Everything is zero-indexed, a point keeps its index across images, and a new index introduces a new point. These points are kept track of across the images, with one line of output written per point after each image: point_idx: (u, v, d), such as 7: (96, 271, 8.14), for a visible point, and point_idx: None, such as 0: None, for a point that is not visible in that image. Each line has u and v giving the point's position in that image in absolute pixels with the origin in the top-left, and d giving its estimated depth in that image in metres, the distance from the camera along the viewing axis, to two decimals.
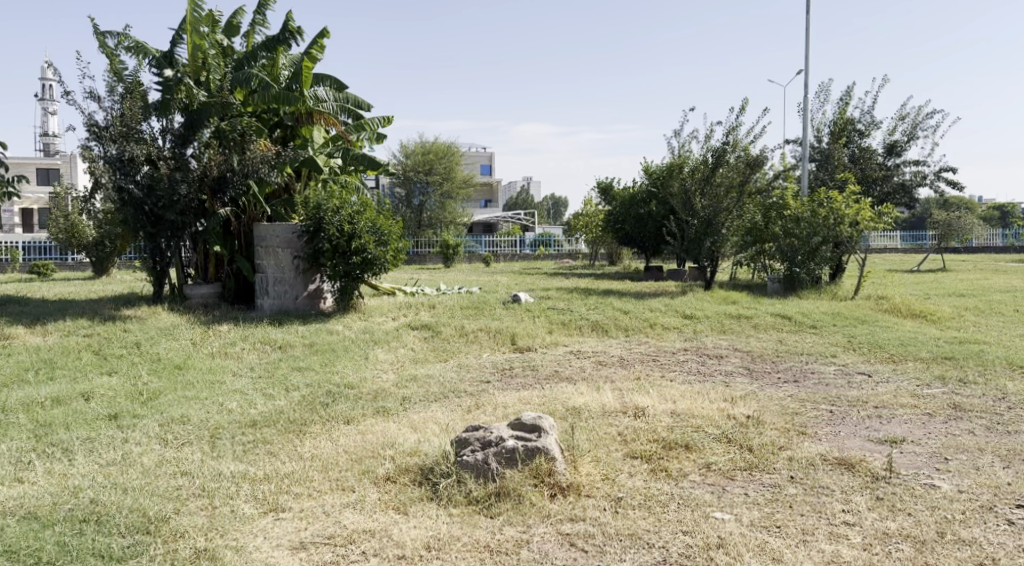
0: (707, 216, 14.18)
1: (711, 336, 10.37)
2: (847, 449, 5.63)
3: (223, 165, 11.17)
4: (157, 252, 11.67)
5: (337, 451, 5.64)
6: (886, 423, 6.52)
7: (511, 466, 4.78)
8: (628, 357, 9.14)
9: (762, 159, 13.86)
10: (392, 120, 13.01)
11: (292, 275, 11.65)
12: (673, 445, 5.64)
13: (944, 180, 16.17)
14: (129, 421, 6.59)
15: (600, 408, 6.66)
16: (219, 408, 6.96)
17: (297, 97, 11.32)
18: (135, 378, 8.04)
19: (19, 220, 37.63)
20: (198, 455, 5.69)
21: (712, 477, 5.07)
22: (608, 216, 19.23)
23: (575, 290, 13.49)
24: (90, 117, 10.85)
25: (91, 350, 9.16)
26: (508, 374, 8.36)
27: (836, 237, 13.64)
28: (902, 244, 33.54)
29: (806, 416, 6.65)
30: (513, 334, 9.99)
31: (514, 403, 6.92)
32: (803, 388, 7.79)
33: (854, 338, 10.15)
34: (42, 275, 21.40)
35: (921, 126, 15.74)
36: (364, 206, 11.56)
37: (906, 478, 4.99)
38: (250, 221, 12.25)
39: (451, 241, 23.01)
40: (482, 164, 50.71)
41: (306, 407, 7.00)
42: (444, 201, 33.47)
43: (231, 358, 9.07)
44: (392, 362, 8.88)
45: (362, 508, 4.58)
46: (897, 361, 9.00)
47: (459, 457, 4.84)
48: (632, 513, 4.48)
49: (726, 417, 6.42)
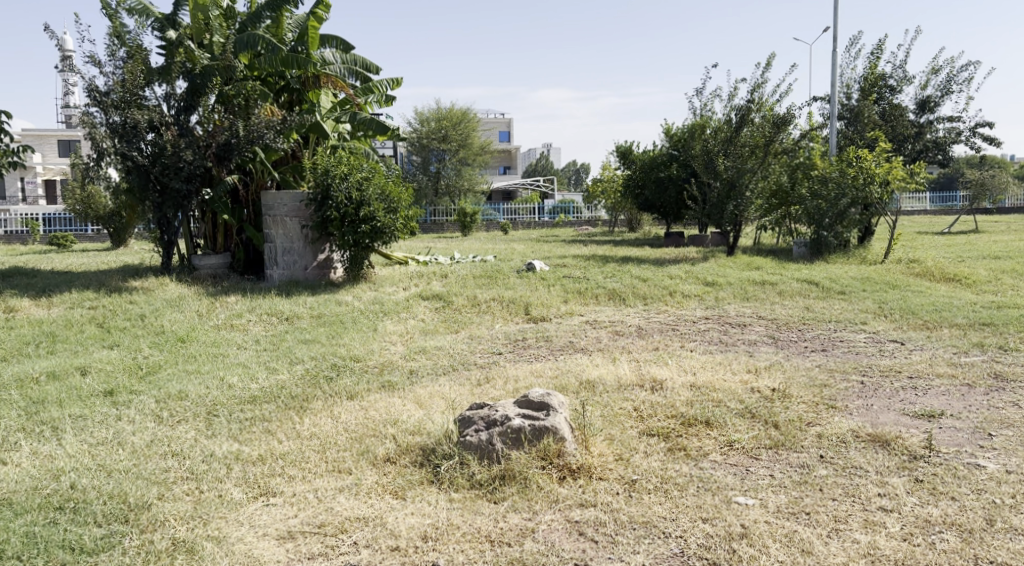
0: (731, 178, 13.51)
1: (734, 303, 9.98)
2: (881, 425, 5.26)
3: (229, 131, 10.84)
4: (164, 222, 11.42)
5: (337, 430, 5.35)
6: (922, 394, 6.13)
7: (517, 447, 4.46)
8: (646, 327, 8.76)
9: (789, 117, 13.26)
10: (401, 82, 12.59)
11: (301, 245, 11.35)
12: (693, 421, 5.29)
13: (981, 136, 15.50)
14: (125, 397, 6.32)
15: (615, 382, 6.33)
16: (219, 382, 6.69)
17: (304, 59, 10.93)
18: (136, 352, 7.78)
19: (40, 193, 37.56)
20: (192, 434, 5.41)
21: (735, 456, 4.72)
22: (628, 181, 18.79)
23: (592, 258, 13.08)
24: (91, 83, 10.54)
25: (95, 323, 8.92)
26: (521, 345, 8.04)
27: (866, 198, 13.18)
28: (931, 206, 32.74)
29: (835, 388, 6.27)
30: (527, 304, 9.64)
31: (526, 377, 6.61)
32: (831, 358, 7.40)
33: (884, 304, 9.71)
34: (61, 247, 21.38)
35: (956, 80, 15.08)
36: (374, 173, 11.25)
37: (947, 456, 4.62)
38: (258, 188, 11.98)
39: (467, 209, 22.56)
40: (500, 131, 50.14)
41: (309, 382, 6.72)
42: (460, 167, 32.91)
43: (236, 330, 8.80)
44: (401, 334, 8.58)
45: (357, 493, 4.27)
46: (931, 328, 8.57)
47: (461, 437, 4.52)
48: (647, 497, 4.15)
49: (750, 390, 6.08)
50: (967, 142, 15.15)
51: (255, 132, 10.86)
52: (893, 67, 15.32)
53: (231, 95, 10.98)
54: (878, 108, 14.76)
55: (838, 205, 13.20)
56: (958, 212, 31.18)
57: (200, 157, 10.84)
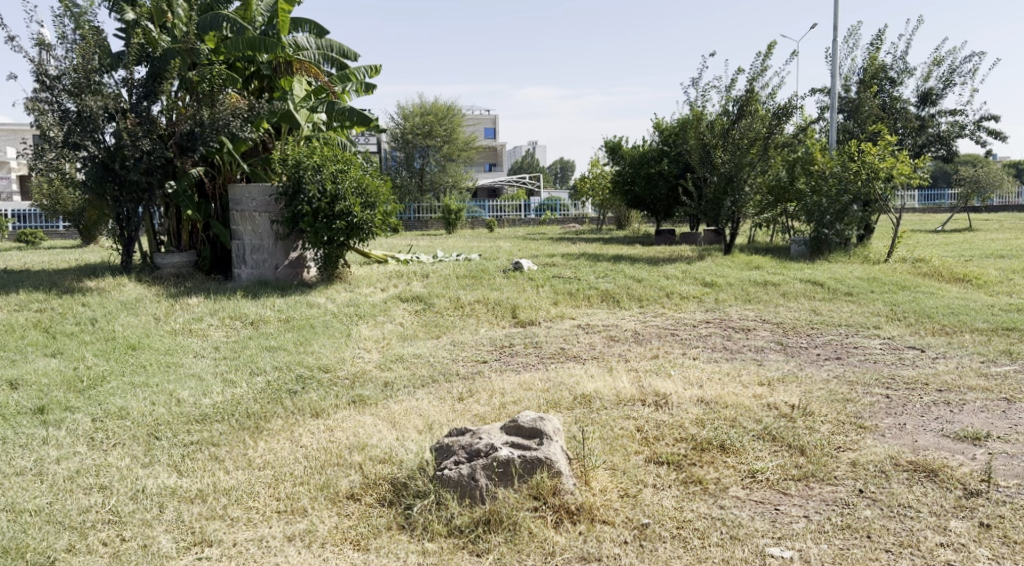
0: (728, 172, 12.86)
1: (735, 305, 9.31)
2: (923, 450, 4.57)
3: (193, 119, 10.11)
4: (123, 218, 10.58)
5: (295, 455, 4.62)
6: (958, 411, 5.45)
7: (504, 482, 3.84)
8: (643, 331, 8.07)
9: (789, 109, 12.62)
10: (380, 69, 11.84)
11: (271, 242, 10.58)
12: (706, 445, 4.59)
13: (985, 130, 14.92)
14: (57, 415, 5.55)
15: (614, 396, 5.63)
16: (167, 397, 5.92)
17: (274, 43, 10.23)
18: (80, 361, 6.99)
19: (16, 188, 36.29)
20: (126, 461, 4.67)
21: (760, 491, 4.05)
22: (617, 176, 18.09)
23: (583, 256, 12.38)
24: (39, 67, 9.73)
25: (40, 327, 8.13)
26: (508, 352, 7.33)
27: (868, 194, 12.57)
28: (920, 205, 32.18)
29: (859, 403, 5.58)
30: (514, 306, 8.92)
31: (513, 390, 5.91)
32: (849, 368, 6.72)
33: (896, 306, 9.05)
34: (29, 245, 20.41)
35: (959, 72, 14.48)
36: (350, 163, 10.48)
37: (1010, 491, 3.96)
38: (225, 182, 11.21)
39: (452, 206, 21.78)
40: (485, 127, 49.49)
41: (270, 396, 5.97)
42: (445, 163, 32.12)
43: (195, 336, 8.03)
44: (377, 340, 7.85)
45: (315, 544, 3.67)
46: (951, 333, 7.92)
47: (439, 472, 3.89)
48: (661, 548, 3.58)
49: (767, 406, 5.37)
50: (971, 136, 14.57)
51: (220, 119, 10.11)
52: (894, 58, 14.71)
53: (196, 81, 10.27)
54: (879, 100, 14.13)
55: (839, 201, 12.62)
56: (948, 210, 30.82)
57: (161, 147, 10.09)
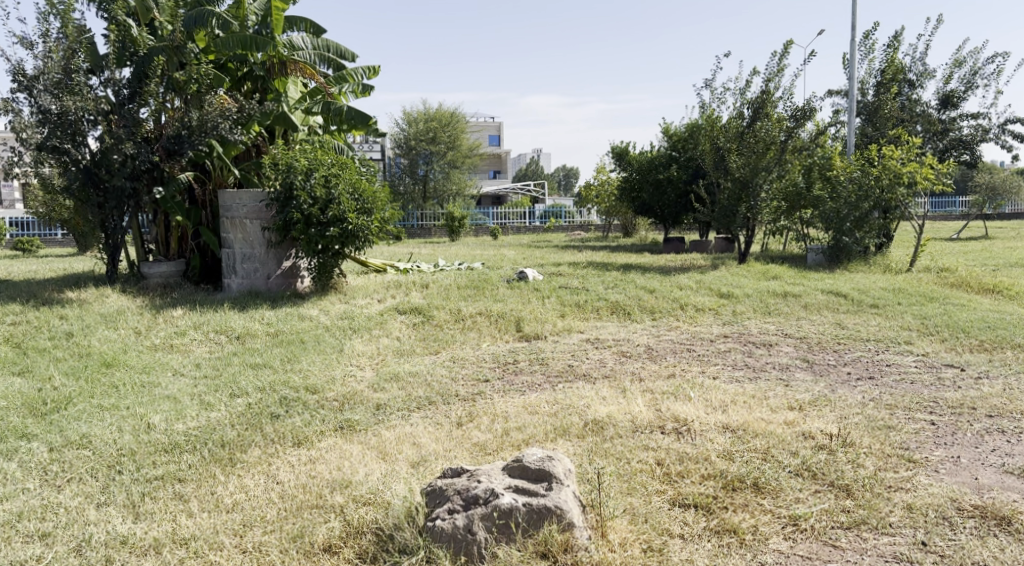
0: (743, 178, 12.24)
1: (754, 319, 8.71)
2: (987, 491, 4.04)
3: (181, 121, 9.55)
4: (108, 226, 9.97)
5: (269, 492, 4.09)
6: (1016, 442, 4.86)
7: (505, 535, 3.44)
8: (657, 347, 7.49)
9: (808, 111, 12.03)
10: (378, 69, 11.30)
11: (261, 250, 10.03)
12: (738, 483, 4.01)
13: (1009, 134, 14.33)
14: (12, 444, 5.00)
15: (629, 423, 5.05)
16: (136, 423, 5.34)
17: (266, 41, 9.72)
18: (47, 380, 6.43)
19: (17, 196, 35.81)
20: (77, 500, 4.10)
21: (804, 544, 3.59)
22: (625, 184, 17.48)
23: (590, 266, 11.78)
24: (18, 65, 9.17)
25: (11, 343, 7.58)
26: (512, 369, 6.75)
27: (889, 200, 11.99)
28: (931, 212, 31.54)
29: (903, 431, 4.98)
30: (518, 319, 8.36)
31: (517, 414, 5.33)
32: (885, 389, 6.12)
33: (927, 319, 8.46)
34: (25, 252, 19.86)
35: (981, 74, 13.91)
36: (344, 166, 9.94)
37: None
38: (216, 188, 10.63)
39: (455, 213, 21.22)
40: (489, 134, 48.92)
41: (249, 421, 5.40)
42: (448, 170, 31.50)
43: (176, 352, 7.47)
44: (370, 356, 7.28)
45: None
46: (991, 350, 7.32)
47: (431, 522, 3.48)
48: None
49: (801, 436, 4.77)
50: (994, 139, 13.99)
51: (209, 121, 9.53)
52: (913, 60, 14.19)
53: (183, 82, 9.68)
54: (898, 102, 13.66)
55: (860, 207, 12.02)
56: (962, 220, 30.17)
57: (146, 150, 9.47)
